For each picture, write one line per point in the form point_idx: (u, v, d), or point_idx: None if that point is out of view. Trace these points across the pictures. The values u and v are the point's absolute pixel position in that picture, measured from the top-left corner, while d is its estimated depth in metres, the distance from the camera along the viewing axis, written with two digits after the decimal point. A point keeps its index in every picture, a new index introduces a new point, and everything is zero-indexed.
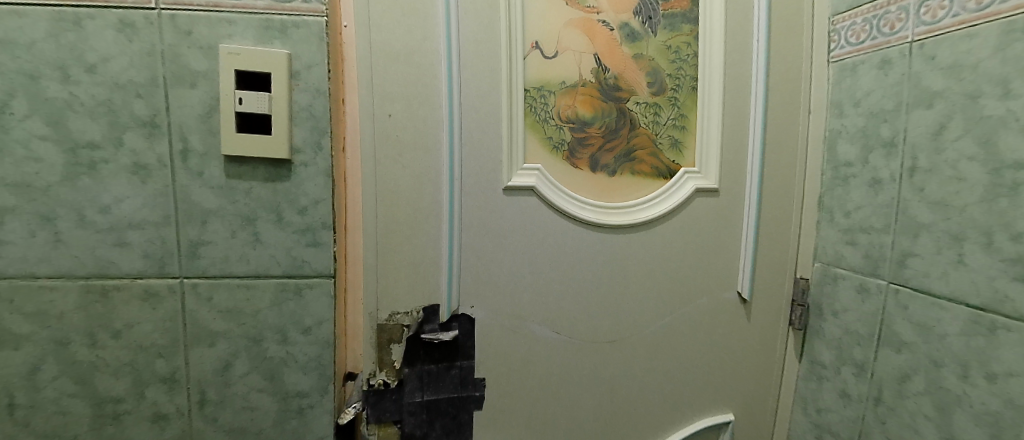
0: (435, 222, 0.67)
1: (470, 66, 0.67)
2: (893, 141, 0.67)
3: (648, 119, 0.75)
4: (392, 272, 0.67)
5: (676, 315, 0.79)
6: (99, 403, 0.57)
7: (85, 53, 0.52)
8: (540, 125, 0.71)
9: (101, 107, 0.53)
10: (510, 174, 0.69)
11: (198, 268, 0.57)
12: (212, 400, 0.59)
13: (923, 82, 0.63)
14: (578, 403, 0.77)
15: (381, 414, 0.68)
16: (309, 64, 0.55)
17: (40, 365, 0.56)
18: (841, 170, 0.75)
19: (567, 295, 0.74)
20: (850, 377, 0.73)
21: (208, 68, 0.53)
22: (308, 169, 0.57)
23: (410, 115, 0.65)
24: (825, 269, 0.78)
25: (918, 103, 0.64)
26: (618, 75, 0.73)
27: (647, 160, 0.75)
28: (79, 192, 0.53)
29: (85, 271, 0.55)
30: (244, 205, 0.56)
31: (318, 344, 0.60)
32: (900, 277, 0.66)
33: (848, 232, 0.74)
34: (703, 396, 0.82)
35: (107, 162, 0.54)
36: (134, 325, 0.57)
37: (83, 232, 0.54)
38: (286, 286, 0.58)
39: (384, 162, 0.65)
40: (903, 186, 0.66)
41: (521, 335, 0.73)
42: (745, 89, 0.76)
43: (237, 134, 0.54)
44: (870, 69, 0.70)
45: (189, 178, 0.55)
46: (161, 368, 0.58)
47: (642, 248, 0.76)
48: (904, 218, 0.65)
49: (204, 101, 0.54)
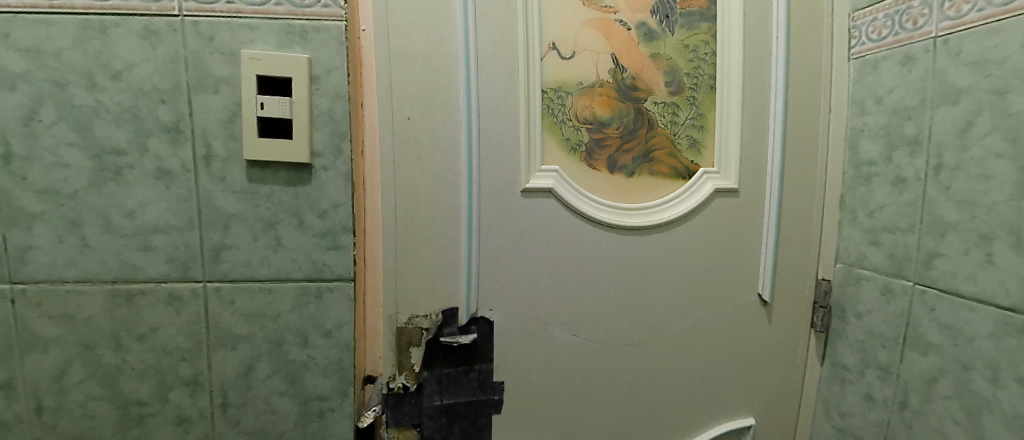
0: (453, 224, 0.67)
1: (487, 68, 0.67)
2: (918, 139, 0.66)
3: (666, 119, 0.74)
4: (411, 276, 0.67)
5: (696, 317, 0.78)
6: (124, 406, 0.58)
7: (111, 61, 0.53)
8: (558, 127, 0.70)
9: (126, 113, 0.53)
10: (528, 176, 0.69)
11: (220, 272, 0.57)
12: (235, 403, 0.60)
13: (948, 78, 0.62)
14: (597, 406, 0.76)
15: (400, 418, 0.68)
16: (329, 69, 0.55)
17: (67, 368, 0.56)
18: (863, 169, 0.74)
19: (585, 296, 0.73)
20: (875, 380, 0.72)
21: (231, 73, 0.54)
22: (328, 173, 0.57)
23: (428, 118, 0.65)
24: (848, 269, 0.77)
25: (944, 99, 0.63)
26: (636, 75, 0.72)
27: (665, 160, 0.74)
28: (105, 197, 0.54)
29: (110, 276, 0.56)
30: (265, 210, 0.57)
31: (338, 348, 0.60)
32: (926, 277, 0.65)
33: (871, 232, 0.73)
34: (723, 400, 0.81)
35: (132, 167, 0.54)
36: (158, 329, 0.57)
37: (109, 236, 0.55)
38: (307, 289, 0.59)
39: (403, 165, 0.65)
40: (929, 184, 0.65)
41: (540, 338, 0.73)
42: (764, 88, 0.75)
43: (258, 139, 0.55)
44: (892, 66, 0.69)
45: (212, 183, 0.55)
46: (185, 371, 0.58)
47: (661, 250, 0.75)
48: (930, 218, 0.64)
49: (226, 106, 0.54)
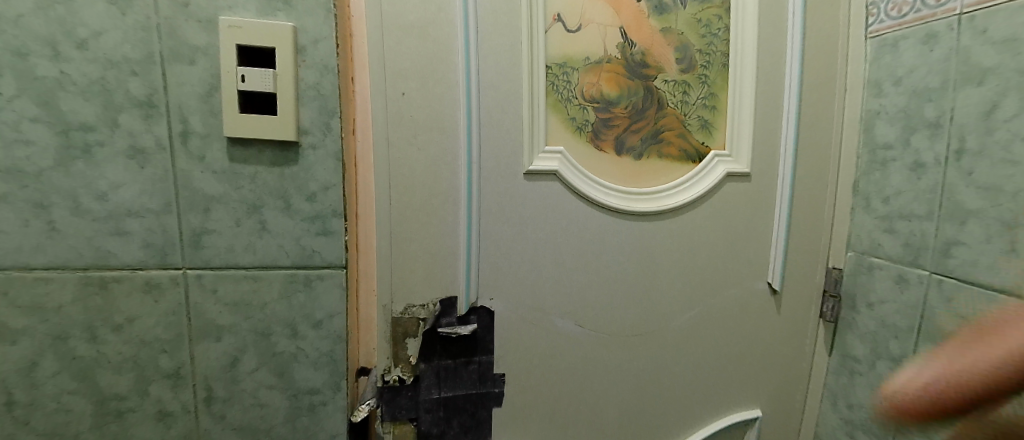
0: (452, 208, 0.63)
1: (488, 40, 0.62)
2: (939, 121, 0.63)
3: (676, 99, 0.70)
4: (406, 263, 0.63)
5: (705, 307, 0.75)
6: (102, 400, 0.54)
7: (76, 27, 0.48)
8: (562, 105, 0.66)
9: (94, 85, 0.49)
10: (531, 157, 0.65)
11: (202, 259, 0.53)
12: (220, 397, 0.56)
13: (973, 58, 0.59)
14: (601, 399, 0.73)
15: (396, 412, 0.65)
16: (316, 39, 0.51)
17: (39, 361, 0.53)
18: (879, 153, 0.71)
19: (590, 285, 0.70)
20: (886, 372, 0.70)
21: (207, 43, 0.49)
22: (316, 152, 0.53)
23: (425, 94, 0.60)
24: (859, 258, 0.74)
25: (968, 80, 0.59)
26: (645, 51, 0.68)
27: (675, 142, 0.70)
28: (74, 177, 0.50)
29: (83, 262, 0.52)
30: (249, 192, 0.53)
31: (330, 339, 0.57)
32: (944, 266, 0.62)
33: (886, 220, 0.70)
34: (730, 392, 0.79)
35: (102, 145, 0.50)
36: (136, 319, 0.53)
37: (79, 220, 0.51)
38: (295, 277, 0.55)
39: (398, 145, 0.60)
40: (950, 170, 0.62)
41: (543, 329, 0.70)
42: (779, 66, 0.71)
43: (239, 114, 0.50)
44: (912, 45, 0.65)
45: (190, 163, 0.51)
46: (166, 363, 0.55)
47: (670, 237, 0.72)
48: (951, 204, 0.62)
49: (204, 78, 0.50)
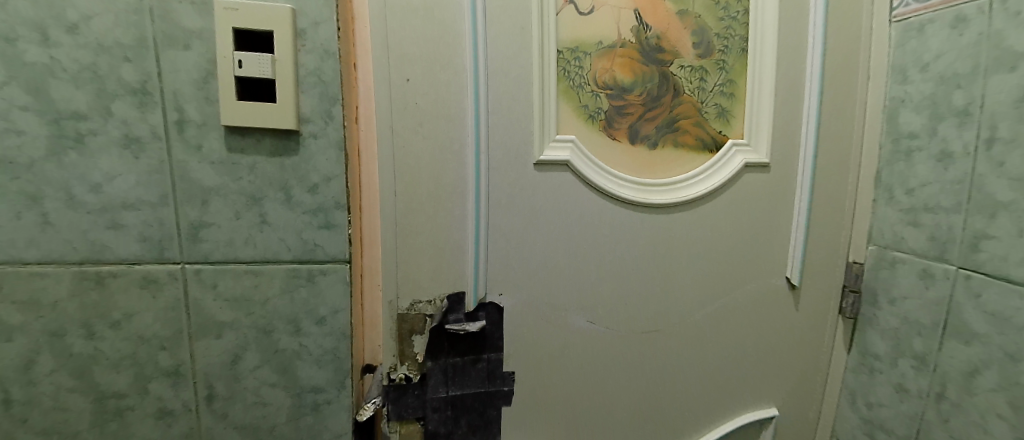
0: (459, 200, 0.61)
1: (496, 23, 0.59)
2: (968, 109, 0.60)
3: (692, 85, 0.67)
4: (412, 257, 0.61)
5: (721, 303, 0.72)
6: (100, 398, 0.53)
7: (65, 11, 0.46)
8: (574, 92, 0.63)
9: (85, 72, 0.47)
10: (542, 147, 0.63)
11: (200, 253, 0.51)
12: (221, 396, 0.54)
13: (1007, 42, 0.56)
14: (614, 397, 0.71)
15: (402, 411, 0.63)
16: (316, 22, 0.49)
17: (35, 358, 0.51)
18: (903, 142, 0.68)
19: (603, 280, 0.68)
20: (908, 370, 0.67)
21: (202, 26, 0.47)
22: (318, 141, 0.51)
23: (430, 80, 0.58)
24: (881, 252, 0.71)
25: (1000, 65, 0.56)
26: (661, 35, 0.65)
27: (691, 131, 0.67)
28: (66, 168, 0.48)
29: (77, 256, 0.50)
30: (248, 183, 0.50)
31: (333, 336, 0.55)
32: (972, 261, 0.59)
33: (910, 212, 0.67)
34: (746, 390, 0.76)
35: (95, 134, 0.48)
36: (133, 315, 0.52)
37: (73, 213, 0.49)
38: (297, 272, 0.53)
39: (403, 134, 0.58)
40: (979, 160, 0.59)
41: (554, 326, 0.67)
42: (801, 50, 0.68)
43: (237, 102, 0.48)
44: (941, 28, 0.62)
45: (186, 153, 0.49)
46: (165, 361, 0.53)
47: (686, 230, 0.69)
48: (980, 196, 0.59)
49: (199, 64, 0.47)
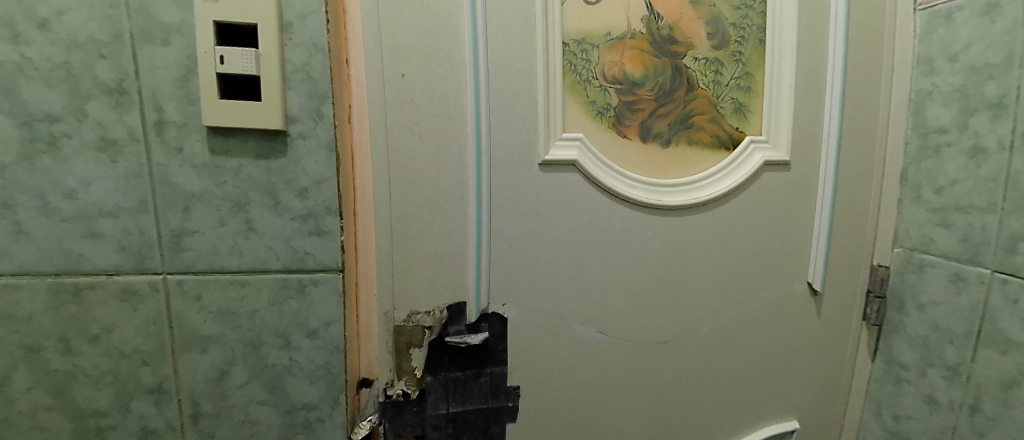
0: (459, 203, 0.57)
1: (497, 14, 0.56)
2: (1002, 101, 0.55)
3: (707, 79, 0.63)
4: (409, 264, 0.57)
5: (738, 310, 0.68)
6: (80, 417, 0.50)
7: (36, 6, 0.43)
8: (581, 87, 0.60)
9: (58, 71, 0.44)
10: (547, 146, 0.59)
11: (183, 263, 0.48)
12: (207, 414, 0.51)
13: None
14: (626, 412, 0.67)
15: (400, 429, 0.59)
16: (303, 14, 0.45)
17: (10, 376, 0.48)
18: (931, 137, 0.63)
19: (613, 287, 0.64)
20: (939, 380, 0.62)
21: (182, 20, 0.44)
22: (306, 142, 0.47)
23: (428, 75, 0.54)
24: (908, 254, 0.66)
25: None
26: (673, 25, 0.61)
27: (706, 127, 0.63)
28: (39, 174, 0.45)
29: (53, 267, 0.47)
30: (233, 188, 0.47)
31: (325, 350, 0.52)
32: (1009, 264, 0.55)
33: (939, 212, 0.62)
34: (765, 402, 0.72)
35: (70, 137, 0.45)
36: (113, 329, 0.49)
37: (48, 221, 0.46)
38: (286, 283, 0.50)
39: (398, 134, 0.55)
40: (1015, 155, 0.54)
41: (562, 337, 0.64)
42: (823, 39, 0.63)
43: (219, 101, 0.45)
44: (971, 15, 0.58)
45: (167, 156, 0.46)
46: (147, 378, 0.50)
47: (701, 233, 0.65)
48: (1016, 194, 0.54)
49: (179, 61, 0.44)
